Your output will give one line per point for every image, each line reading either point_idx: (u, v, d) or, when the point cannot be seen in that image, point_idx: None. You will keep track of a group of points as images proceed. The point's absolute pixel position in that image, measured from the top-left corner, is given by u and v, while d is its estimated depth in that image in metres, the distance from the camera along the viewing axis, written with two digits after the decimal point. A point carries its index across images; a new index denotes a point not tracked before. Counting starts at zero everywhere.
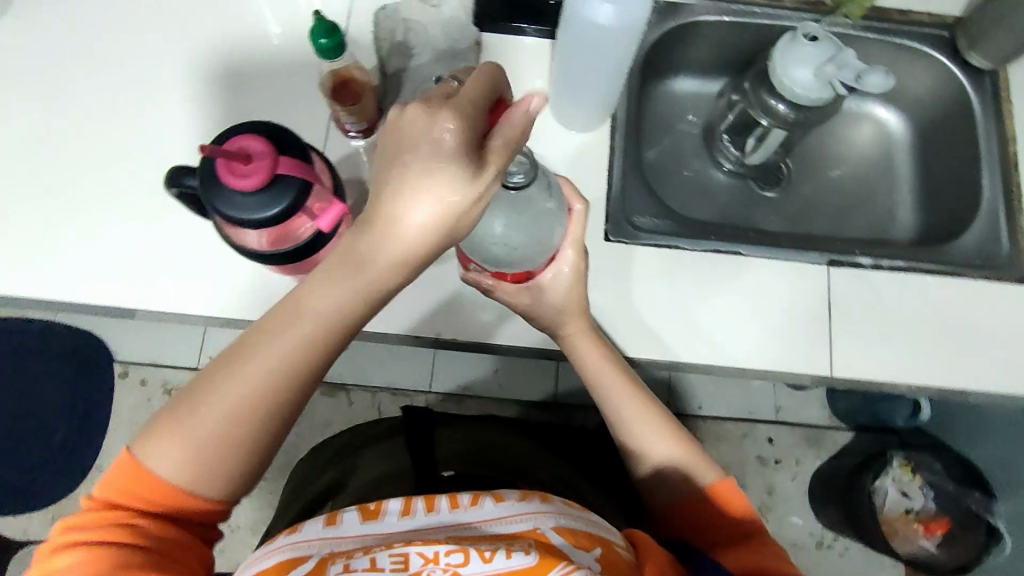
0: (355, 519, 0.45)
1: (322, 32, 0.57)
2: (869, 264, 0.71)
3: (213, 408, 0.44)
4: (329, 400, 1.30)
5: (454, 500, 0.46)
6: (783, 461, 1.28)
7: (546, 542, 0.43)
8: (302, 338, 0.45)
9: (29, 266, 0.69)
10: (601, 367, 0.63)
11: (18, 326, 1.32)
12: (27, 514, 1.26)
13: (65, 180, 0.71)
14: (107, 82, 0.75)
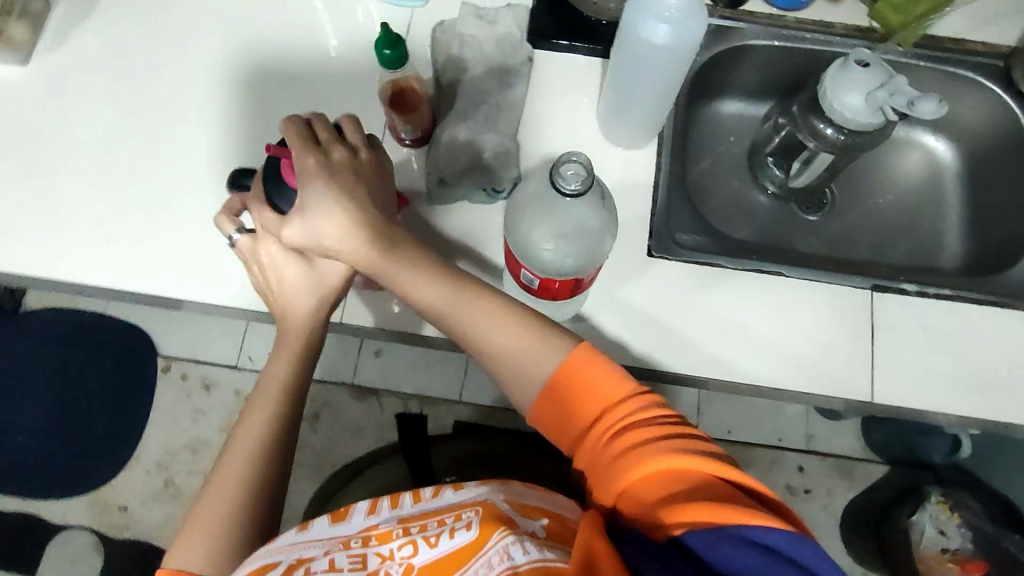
0: (325, 522, 0.52)
1: (386, 44, 0.59)
2: (915, 291, 0.71)
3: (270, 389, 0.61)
4: (361, 405, 1.32)
5: (416, 495, 0.54)
6: (812, 492, 1.23)
7: (491, 508, 0.50)
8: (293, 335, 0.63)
9: (96, 255, 0.72)
10: (468, 331, 0.56)
11: (70, 316, 1.37)
12: (67, 498, 1.30)
13: (131, 176, 0.75)
14: (175, 84, 0.78)
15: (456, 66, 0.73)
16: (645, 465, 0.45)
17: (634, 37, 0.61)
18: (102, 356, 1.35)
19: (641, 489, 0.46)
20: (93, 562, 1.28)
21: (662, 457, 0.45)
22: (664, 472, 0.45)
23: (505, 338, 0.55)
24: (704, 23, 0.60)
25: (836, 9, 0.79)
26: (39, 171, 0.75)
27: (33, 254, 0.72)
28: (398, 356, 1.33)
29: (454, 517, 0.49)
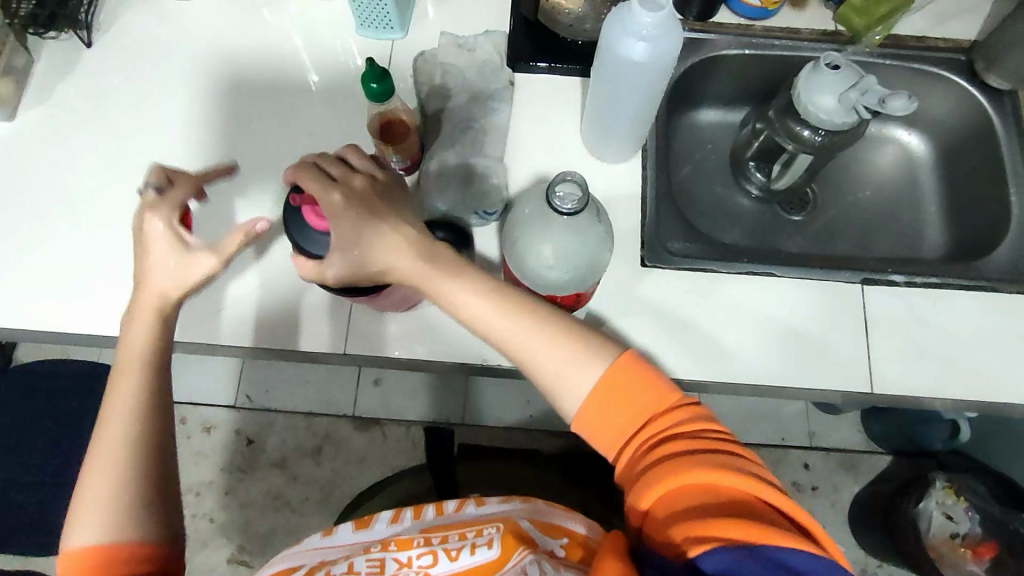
0: (347, 530, 0.55)
1: (372, 77, 0.60)
2: (903, 282, 0.73)
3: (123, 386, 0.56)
4: (364, 435, 1.32)
5: (441, 507, 0.55)
6: (818, 488, 1.27)
7: (513, 526, 0.51)
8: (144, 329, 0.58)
9: (92, 305, 0.72)
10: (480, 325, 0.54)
11: (63, 368, 1.36)
12: None
13: (125, 223, 0.76)
14: (162, 130, 0.79)
15: (441, 92, 0.76)
16: (677, 477, 0.44)
17: (612, 54, 0.63)
18: (98, 405, 1.34)
19: (671, 500, 0.44)
20: None
21: (698, 475, 0.44)
22: (695, 488, 0.44)
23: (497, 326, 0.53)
24: (680, 35, 0.61)
25: (802, 15, 0.82)
26: (32, 226, 0.75)
27: (31, 308, 0.72)
28: (397, 383, 1.33)
29: (476, 533, 0.50)
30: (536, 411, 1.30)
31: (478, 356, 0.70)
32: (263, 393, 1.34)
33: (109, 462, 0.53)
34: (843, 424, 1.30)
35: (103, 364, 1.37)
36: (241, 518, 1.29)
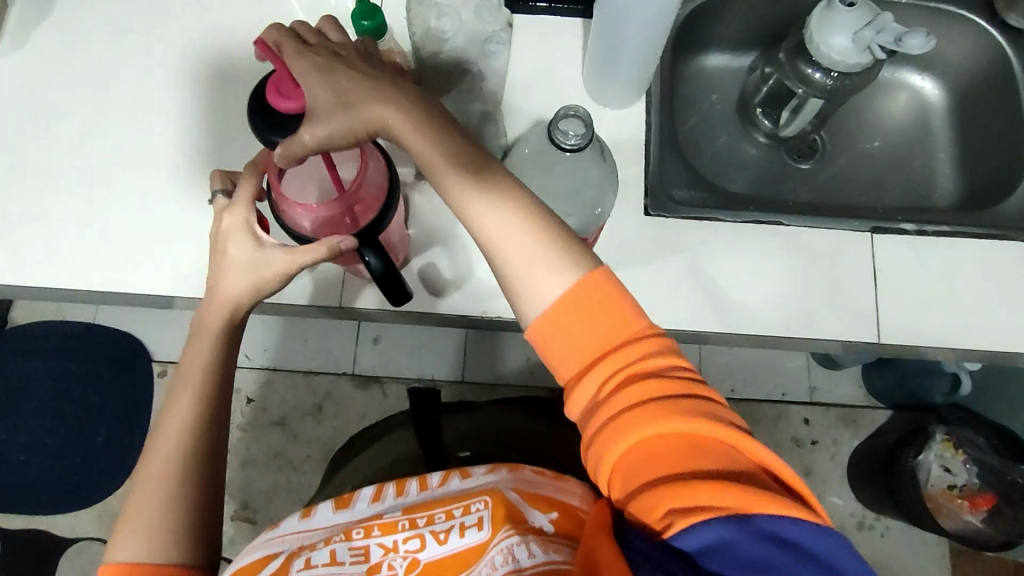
0: (328, 509, 0.53)
1: (363, 15, 0.57)
2: (914, 230, 0.71)
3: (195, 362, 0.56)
4: (364, 394, 1.32)
5: (423, 482, 0.54)
6: (818, 443, 1.28)
7: (501, 501, 0.49)
8: (223, 308, 0.56)
9: (79, 260, 0.70)
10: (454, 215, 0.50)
11: (57, 329, 1.35)
12: (73, 513, 1.28)
13: (111, 175, 0.73)
14: (145, 78, 0.76)
15: (435, 37, 0.70)
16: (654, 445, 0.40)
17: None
18: (96, 366, 1.34)
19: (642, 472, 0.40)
20: None
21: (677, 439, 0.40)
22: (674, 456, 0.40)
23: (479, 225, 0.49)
24: None
25: None
26: (13, 178, 0.73)
27: (17, 263, 0.70)
28: (396, 340, 1.33)
29: (463, 511, 0.49)
30: (536, 367, 1.30)
31: (476, 308, 0.67)
32: (261, 352, 1.33)
33: (174, 444, 0.54)
34: (844, 380, 1.30)
35: (98, 325, 1.35)
36: (242, 477, 1.28)
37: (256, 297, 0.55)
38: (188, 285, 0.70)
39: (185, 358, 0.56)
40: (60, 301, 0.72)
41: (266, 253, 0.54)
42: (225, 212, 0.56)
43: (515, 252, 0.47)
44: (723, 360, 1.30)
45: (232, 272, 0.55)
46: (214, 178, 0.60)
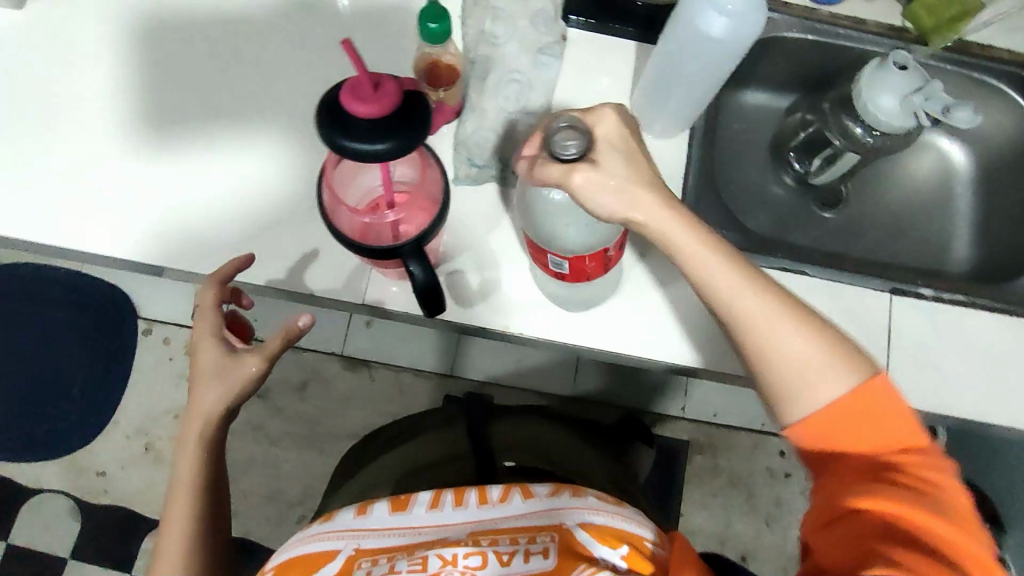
0: (385, 509, 0.57)
1: (431, 17, 0.56)
2: (931, 296, 0.72)
3: (184, 472, 0.61)
4: (351, 376, 1.31)
5: (483, 496, 0.57)
6: (791, 475, 1.28)
7: (569, 536, 0.54)
8: (202, 415, 0.61)
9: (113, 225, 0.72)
10: (733, 296, 0.56)
11: (42, 273, 1.31)
12: (40, 462, 1.26)
13: (151, 144, 0.74)
14: (196, 53, 0.78)
15: (489, 40, 0.71)
16: (832, 426, 0.53)
17: (691, 26, 0.59)
18: (77, 315, 1.30)
19: (808, 445, 0.53)
20: (67, 526, 1.24)
21: (851, 397, 0.52)
22: (851, 427, 0.52)
23: (752, 306, 0.55)
24: (763, 16, 0.58)
25: (872, 6, 0.79)
26: (59, 139, 0.74)
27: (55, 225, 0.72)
28: (389, 328, 1.31)
29: (529, 540, 0.54)
30: (527, 370, 1.30)
31: (498, 323, 0.67)
32: None
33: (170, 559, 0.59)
34: None
35: (85, 274, 1.32)
36: None
37: (231, 399, 0.61)
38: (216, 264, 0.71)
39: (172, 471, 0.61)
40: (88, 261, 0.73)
41: (236, 359, 0.61)
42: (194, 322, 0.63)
43: (773, 330, 0.55)
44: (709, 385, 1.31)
45: (204, 380, 0.61)
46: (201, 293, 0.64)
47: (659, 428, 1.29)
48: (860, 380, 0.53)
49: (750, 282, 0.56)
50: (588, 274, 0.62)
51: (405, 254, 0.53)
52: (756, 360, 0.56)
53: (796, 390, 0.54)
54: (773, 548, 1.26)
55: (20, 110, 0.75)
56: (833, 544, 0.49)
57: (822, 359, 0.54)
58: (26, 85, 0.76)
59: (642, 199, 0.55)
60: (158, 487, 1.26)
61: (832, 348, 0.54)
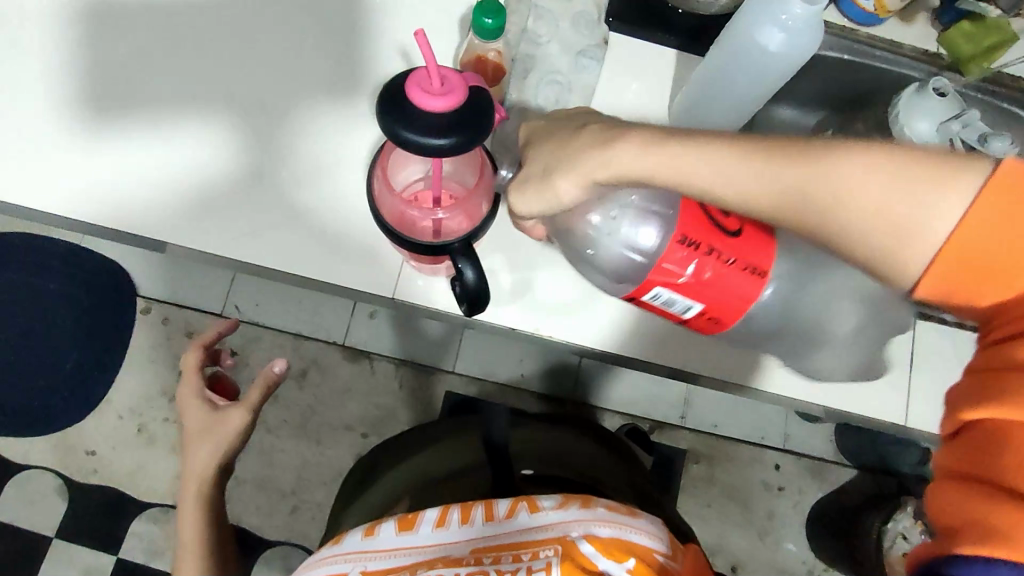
0: (393, 529, 0.56)
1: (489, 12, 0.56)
2: (953, 322, 0.73)
3: (190, 508, 0.78)
4: (351, 366, 1.29)
5: (490, 513, 0.56)
6: (784, 489, 1.29)
7: (572, 547, 0.51)
8: (205, 464, 0.77)
9: (135, 202, 0.70)
10: (779, 203, 0.47)
11: (40, 245, 1.27)
12: (28, 438, 1.23)
13: (174, 117, 0.71)
14: (223, 25, 0.74)
15: (530, 39, 0.72)
16: (968, 255, 0.42)
17: (748, 36, 0.59)
18: (74, 290, 1.27)
19: (952, 293, 0.44)
20: (54, 505, 1.21)
21: (982, 211, 0.42)
22: (992, 252, 0.42)
23: (807, 198, 0.46)
24: (819, 35, 0.59)
25: (909, 30, 0.79)
26: (80, 107, 0.71)
27: (74, 198, 0.69)
28: (392, 322, 1.29)
29: (531, 555, 0.51)
30: (528, 371, 1.29)
31: (529, 325, 0.68)
32: (252, 306, 1.29)
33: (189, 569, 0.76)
34: (819, 433, 1.31)
35: (83, 247, 1.28)
36: None
37: (221, 448, 0.78)
38: (241, 249, 0.70)
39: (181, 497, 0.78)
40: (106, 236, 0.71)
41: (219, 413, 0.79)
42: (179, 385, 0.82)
43: (848, 216, 0.45)
44: (711, 395, 1.31)
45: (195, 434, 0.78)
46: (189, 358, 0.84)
47: (657, 436, 1.29)
48: (983, 183, 0.42)
49: (784, 166, 0.46)
50: (696, 278, 0.54)
51: (456, 251, 0.57)
52: (842, 245, 0.47)
53: (902, 251, 0.44)
54: (764, 559, 1.27)
55: (36, 72, 0.71)
56: (1014, 424, 0.37)
57: (908, 187, 0.43)
58: (41, 44, 0.72)
59: (591, 162, 0.51)
60: (149, 470, 1.23)
61: (918, 159, 0.44)
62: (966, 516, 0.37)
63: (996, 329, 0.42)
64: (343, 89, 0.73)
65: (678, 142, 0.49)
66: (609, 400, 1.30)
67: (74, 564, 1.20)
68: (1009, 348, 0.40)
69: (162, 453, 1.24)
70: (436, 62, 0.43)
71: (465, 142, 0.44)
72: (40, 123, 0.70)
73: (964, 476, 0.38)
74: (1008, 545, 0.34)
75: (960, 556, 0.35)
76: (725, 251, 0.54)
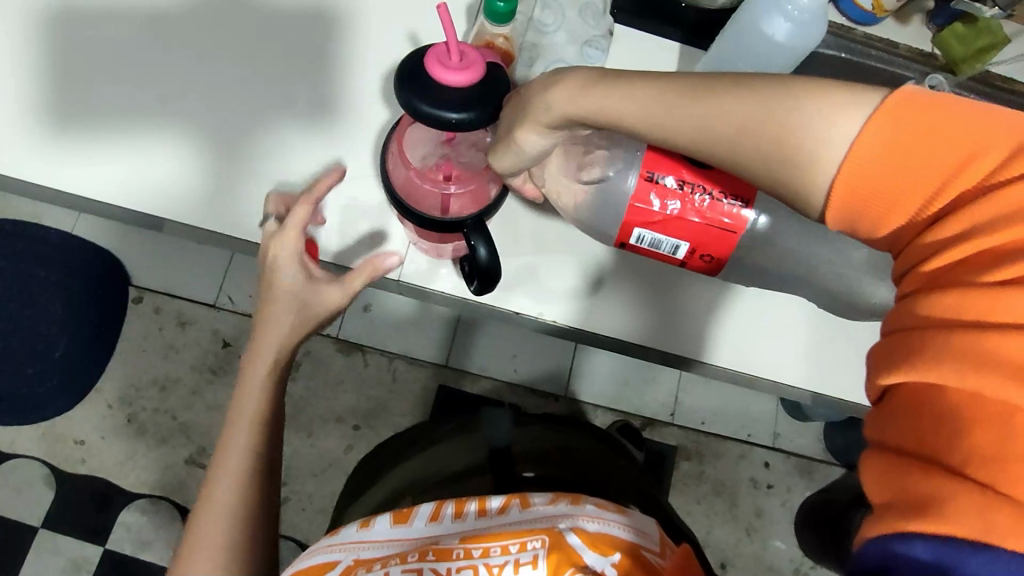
0: (386, 522, 0.52)
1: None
2: None
3: (241, 401, 0.66)
4: (345, 359, 1.28)
5: (483, 505, 0.51)
6: (773, 487, 1.30)
7: (560, 540, 0.47)
8: (273, 347, 0.67)
9: (138, 181, 0.70)
10: (686, 133, 0.45)
11: (32, 231, 1.26)
12: (16, 426, 1.22)
13: (181, 98, 0.72)
14: (231, 8, 0.75)
15: (537, 28, 0.73)
16: (868, 178, 0.39)
17: (754, 28, 0.62)
18: (65, 278, 1.25)
19: (861, 217, 0.40)
20: (41, 494, 1.20)
21: (879, 130, 0.38)
22: (889, 175, 0.38)
23: (700, 120, 0.44)
24: (820, 34, 0.62)
25: (903, 30, 0.81)
26: (86, 87, 0.71)
27: (78, 177, 0.69)
28: (386, 314, 1.29)
29: (519, 547, 0.47)
30: (521, 365, 1.30)
31: (533, 311, 0.68)
32: (245, 298, 1.28)
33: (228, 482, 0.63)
34: (807, 432, 1.33)
35: (76, 235, 1.27)
36: (205, 420, 1.24)
37: (301, 323, 0.67)
38: (244, 229, 0.70)
39: (235, 403, 0.66)
40: (111, 214, 0.71)
41: (315, 286, 0.66)
42: (272, 240, 0.64)
43: (735, 132, 0.43)
44: (702, 393, 1.32)
45: (282, 303, 0.66)
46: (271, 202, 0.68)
47: (649, 433, 1.30)
48: (878, 103, 0.38)
49: (680, 94, 0.45)
50: (669, 214, 0.57)
51: (469, 228, 0.59)
52: (747, 167, 0.44)
53: (804, 177, 0.41)
54: (752, 555, 1.28)
55: (46, 52, 0.72)
56: (936, 384, 0.34)
57: (799, 106, 0.41)
58: (52, 25, 0.72)
59: (534, 108, 0.50)
60: (139, 460, 1.22)
61: (822, 89, 0.41)
62: (907, 491, 0.33)
63: (917, 266, 0.38)
64: (348, 72, 0.73)
65: (602, 81, 0.48)
66: (601, 396, 1.30)
67: (62, 554, 1.18)
68: (922, 300, 0.36)
69: (152, 443, 1.23)
70: (458, 39, 0.51)
71: (480, 112, 0.52)
72: (43, 100, 0.70)
73: (899, 450, 0.35)
74: (938, 516, 0.31)
75: (914, 535, 0.32)
76: (695, 183, 0.56)
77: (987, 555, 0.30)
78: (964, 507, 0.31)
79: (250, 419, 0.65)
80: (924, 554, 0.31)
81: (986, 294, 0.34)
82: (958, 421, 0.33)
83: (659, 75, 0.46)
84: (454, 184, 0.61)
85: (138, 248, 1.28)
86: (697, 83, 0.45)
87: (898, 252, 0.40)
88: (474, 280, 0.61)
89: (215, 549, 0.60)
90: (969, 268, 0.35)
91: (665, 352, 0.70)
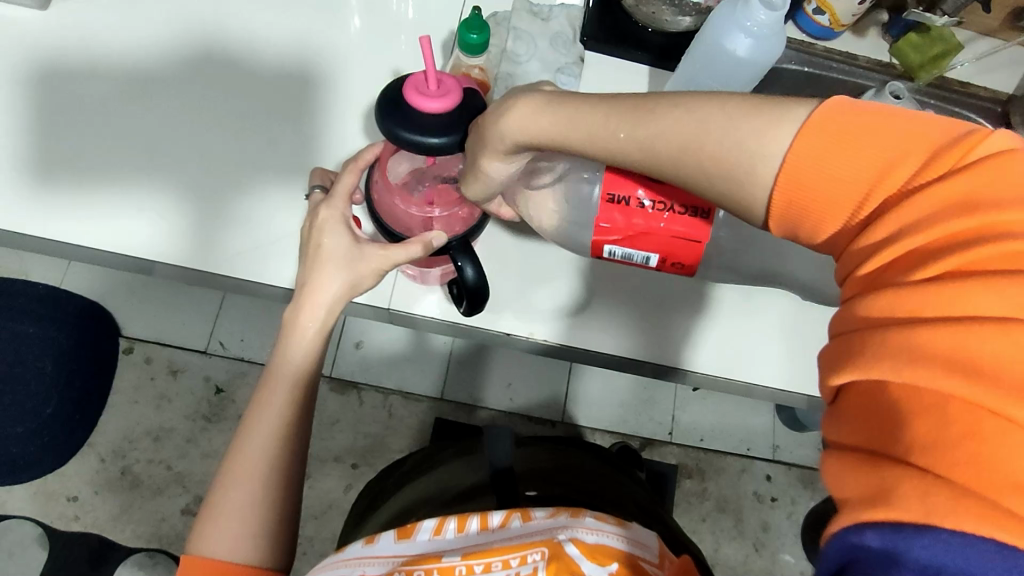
0: (390, 538, 0.51)
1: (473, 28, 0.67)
2: None
3: (274, 385, 0.58)
4: (339, 397, 1.28)
5: (484, 521, 0.51)
6: (777, 500, 1.30)
7: (559, 550, 0.47)
8: (320, 331, 0.60)
9: (129, 227, 0.71)
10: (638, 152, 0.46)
11: (20, 288, 1.26)
12: (7, 486, 1.19)
13: (170, 145, 0.74)
14: (215, 58, 0.77)
15: (510, 58, 0.74)
16: (802, 184, 0.40)
17: (716, 47, 0.65)
18: (53, 333, 1.25)
19: (803, 220, 0.41)
20: (35, 555, 1.17)
21: (810, 139, 0.39)
22: (822, 181, 0.39)
23: (650, 138, 0.45)
24: (780, 46, 0.65)
25: (860, 42, 0.84)
26: (73, 140, 0.73)
27: (69, 226, 0.70)
28: (379, 351, 1.29)
29: (519, 561, 0.47)
30: (516, 394, 1.30)
31: (523, 331, 0.70)
32: (237, 342, 1.28)
33: (248, 470, 0.56)
34: (805, 442, 1.33)
35: (65, 290, 1.27)
36: (201, 467, 1.22)
37: (349, 292, 0.60)
38: (234, 266, 0.71)
39: (276, 357, 0.59)
40: (102, 261, 0.72)
41: (363, 248, 0.60)
42: (322, 205, 0.60)
43: (682, 143, 0.44)
44: (699, 410, 1.33)
45: (328, 265, 0.59)
46: (313, 175, 0.66)
47: (648, 453, 1.30)
48: (807, 117, 0.40)
49: (626, 117, 0.46)
50: (634, 229, 0.59)
51: (455, 249, 0.61)
52: (698, 179, 0.45)
53: (744, 189, 0.42)
54: (761, 571, 1.26)
55: (33, 109, 0.73)
56: (880, 384, 0.34)
57: (735, 120, 0.42)
58: (40, 83, 0.74)
59: (492, 139, 0.51)
60: (134, 513, 1.20)
61: (759, 106, 0.42)
62: (861, 484, 0.33)
63: (855, 271, 0.38)
64: (331, 111, 0.76)
65: (554, 111, 0.50)
66: (598, 418, 1.30)
67: None
68: (861, 302, 0.37)
69: (147, 494, 1.21)
70: (435, 69, 0.53)
71: (461, 137, 0.54)
72: (32, 155, 0.72)
73: (854, 448, 0.35)
74: (887, 505, 0.31)
75: (867, 524, 0.31)
76: (657, 200, 0.57)
77: (928, 536, 0.29)
78: (906, 494, 0.31)
79: (290, 377, 0.59)
80: (875, 541, 0.30)
81: (916, 291, 0.34)
82: (900, 415, 0.33)
83: (602, 100, 0.48)
84: (438, 207, 0.63)
85: (127, 299, 1.28)
86: (640, 105, 0.46)
87: (838, 256, 0.41)
88: (463, 301, 0.63)
89: (241, 518, 0.55)
90: (903, 267, 0.36)
91: (657, 365, 0.71)
